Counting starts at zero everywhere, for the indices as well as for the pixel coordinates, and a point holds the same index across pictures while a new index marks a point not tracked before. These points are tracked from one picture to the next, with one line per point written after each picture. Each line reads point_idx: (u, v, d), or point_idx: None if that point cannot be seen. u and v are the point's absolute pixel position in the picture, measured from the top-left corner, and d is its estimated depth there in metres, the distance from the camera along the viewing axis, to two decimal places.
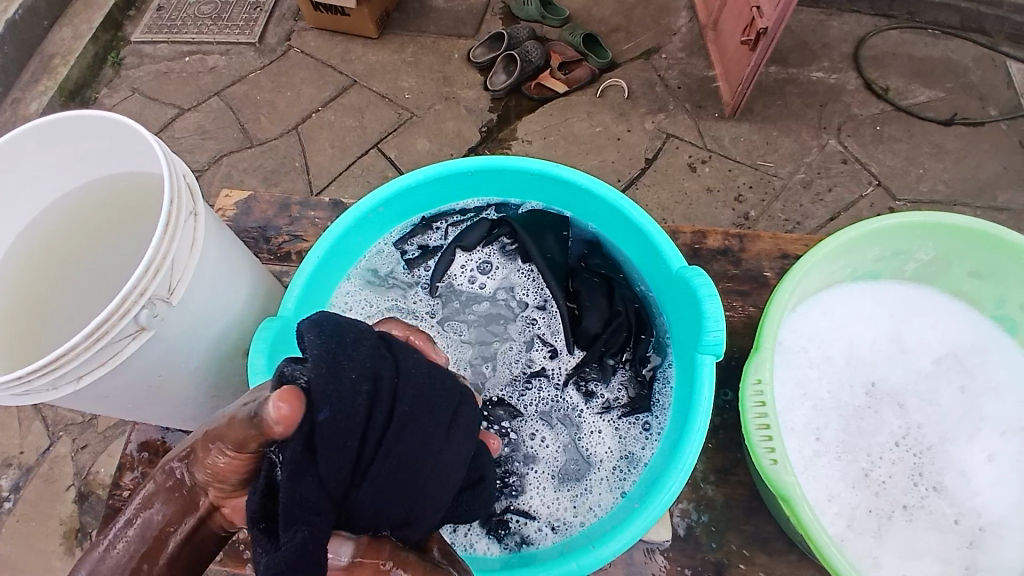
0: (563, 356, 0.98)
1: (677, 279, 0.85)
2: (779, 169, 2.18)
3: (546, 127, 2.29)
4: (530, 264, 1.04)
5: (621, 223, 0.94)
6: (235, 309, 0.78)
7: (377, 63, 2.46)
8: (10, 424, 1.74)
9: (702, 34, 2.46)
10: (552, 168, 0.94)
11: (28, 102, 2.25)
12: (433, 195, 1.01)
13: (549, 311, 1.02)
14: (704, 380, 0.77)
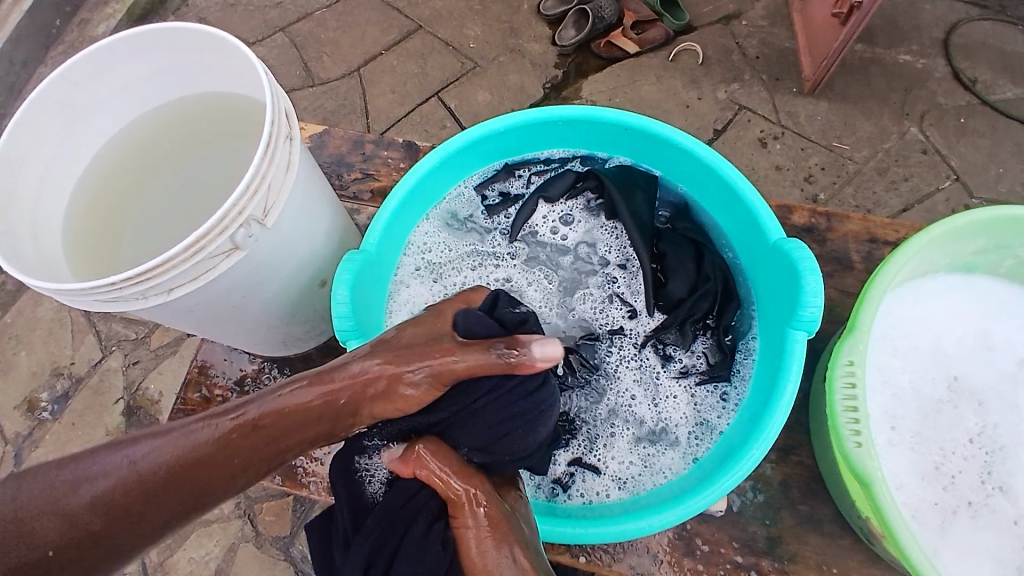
0: (643, 317, 0.96)
1: (774, 250, 0.82)
2: (854, 153, 2.07)
3: (612, 88, 2.22)
4: (615, 221, 1.01)
5: (718, 187, 0.90)
6: (316, 243, 0.79)
7: (444, 9, 2.40)
8: (64, 336, 1.80)
9: (787, 3, 2.32)
10: (653, 124, 0.90)
11: (95, 23, 2.25)
12: (522, 139, 0.98)
13: (630, 270, 0.99)
14: (796, 355, 0.75)
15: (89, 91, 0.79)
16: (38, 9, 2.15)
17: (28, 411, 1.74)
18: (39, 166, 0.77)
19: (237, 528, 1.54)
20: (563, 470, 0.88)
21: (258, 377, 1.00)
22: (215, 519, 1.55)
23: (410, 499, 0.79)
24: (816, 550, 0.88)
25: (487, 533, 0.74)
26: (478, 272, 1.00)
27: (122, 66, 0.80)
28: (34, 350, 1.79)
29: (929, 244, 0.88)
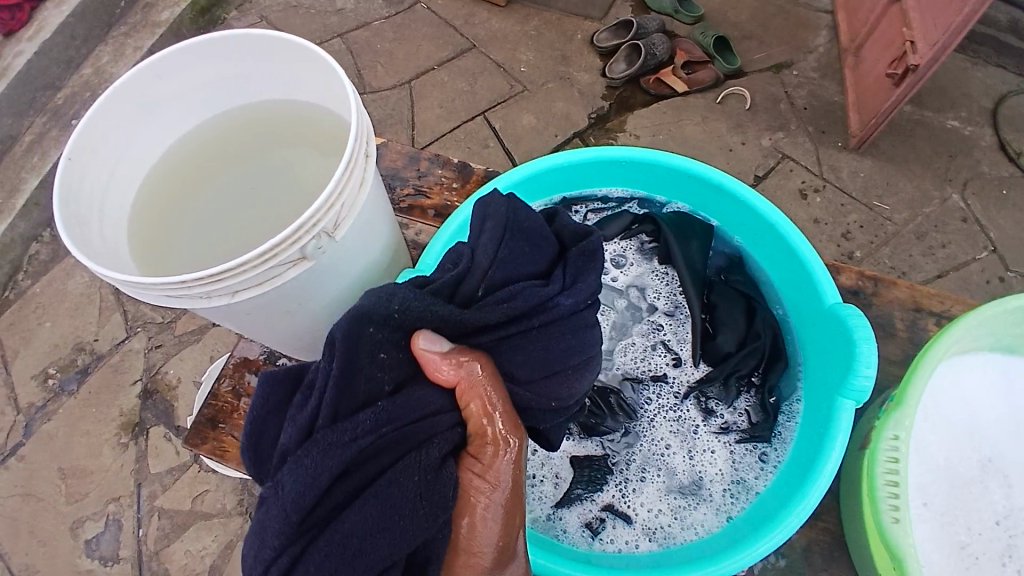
0: (687, 367, 0.97)
1: (828, 314, 0.82)
2: (894, 215, 2.05)
3: (656, 124, 2.23)
4: (667, 266, 1.02)
5: (776, 243, 0.91)
6: (370, 253, 0.78)
7: (499, 31, 2.45)
8: (91, 311, 1.84)
9: (840, 58, 2.32)
10: (716, 174, 0.91)
11: (160, 11, 2.24)
12: (584, 173, 0.99)
13: (678, 318, 1.00)
14: (842, 425, 0.76)
15: (167, 86, 0.82)
16: None
17: (46, 382, 1.77)
18: (112, 155, 0.80)
19: (236, 525, 1.59)
20: (592, 514, 0.89)
21: None
22: (216, 514, 1.61)
23: (430, 418, 0.73)
24: None
25: (491, 491, 0.73)
26: None
27: (203, 66, 0.83)
28: (60, 322, 1.83)
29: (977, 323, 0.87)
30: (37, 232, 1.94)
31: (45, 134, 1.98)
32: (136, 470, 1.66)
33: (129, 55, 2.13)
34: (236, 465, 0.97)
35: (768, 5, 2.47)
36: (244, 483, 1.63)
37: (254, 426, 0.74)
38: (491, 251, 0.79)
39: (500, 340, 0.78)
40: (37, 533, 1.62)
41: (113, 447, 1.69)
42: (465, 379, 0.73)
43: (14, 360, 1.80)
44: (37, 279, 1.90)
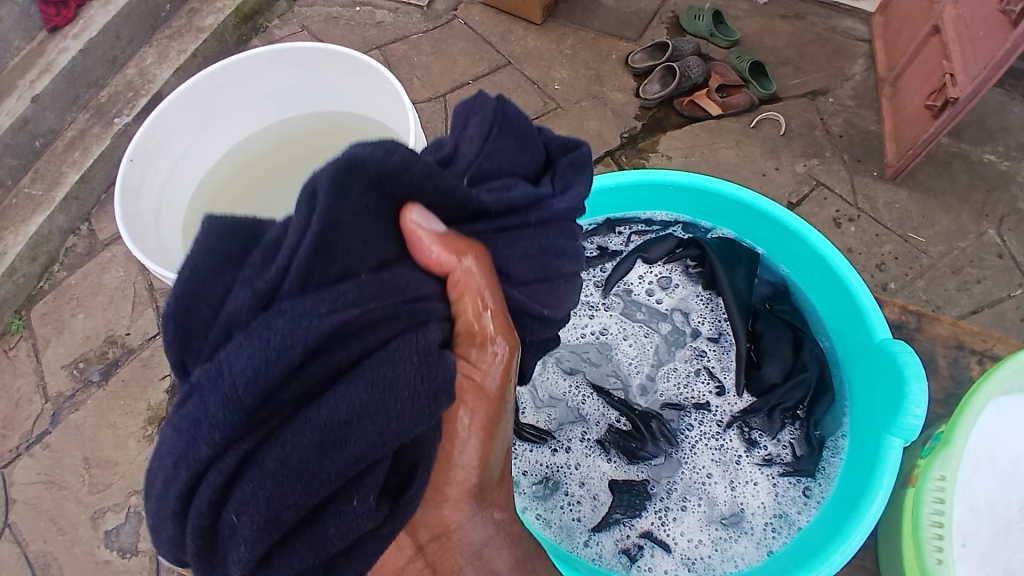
0: (730, 396, 1.03)
1: (877, 349, 0.85)
2: (930, 247, 2.02)
3: (689, 146, 2.22)
4: (712, 293, 1.08)
5: (825, 276, 0.92)
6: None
7: (535, 48, 2.47)
8: (124, 306, 1.88)
9: (877, 86, 2.30)
10: (767, 203, 0.95)
11: (204, 15, 2.31)
12: (634, 199, 1.08)
13: (722, 345, 1.06)
14: (890, 463, 0.78)
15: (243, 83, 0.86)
16: None
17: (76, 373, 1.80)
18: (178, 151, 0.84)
19: None
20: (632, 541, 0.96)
21: None
22: None
23: (420, 300, 0.67)
24: None
25: (477, 396, 0.70)
26: (575, 324, 1.10)
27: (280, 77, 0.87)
28: (93, 315, 1.87)
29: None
30: (75, 226, 1.99)
31: (87, 131, 2.03)
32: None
33: (174, 58, 2.19)
34: None
35: (806, 32, 2.46)
36: None
37: (182, 289, 0.61)
38: (476, 146, 0.75)
39: (496, 235, 0.75)
40: (57, 521, 1.65)
41: (139, 441, 1.72)
42: (456, 264, 0.68)
43: (44, 350, 1.84)
44: (73, 272, 1.94)
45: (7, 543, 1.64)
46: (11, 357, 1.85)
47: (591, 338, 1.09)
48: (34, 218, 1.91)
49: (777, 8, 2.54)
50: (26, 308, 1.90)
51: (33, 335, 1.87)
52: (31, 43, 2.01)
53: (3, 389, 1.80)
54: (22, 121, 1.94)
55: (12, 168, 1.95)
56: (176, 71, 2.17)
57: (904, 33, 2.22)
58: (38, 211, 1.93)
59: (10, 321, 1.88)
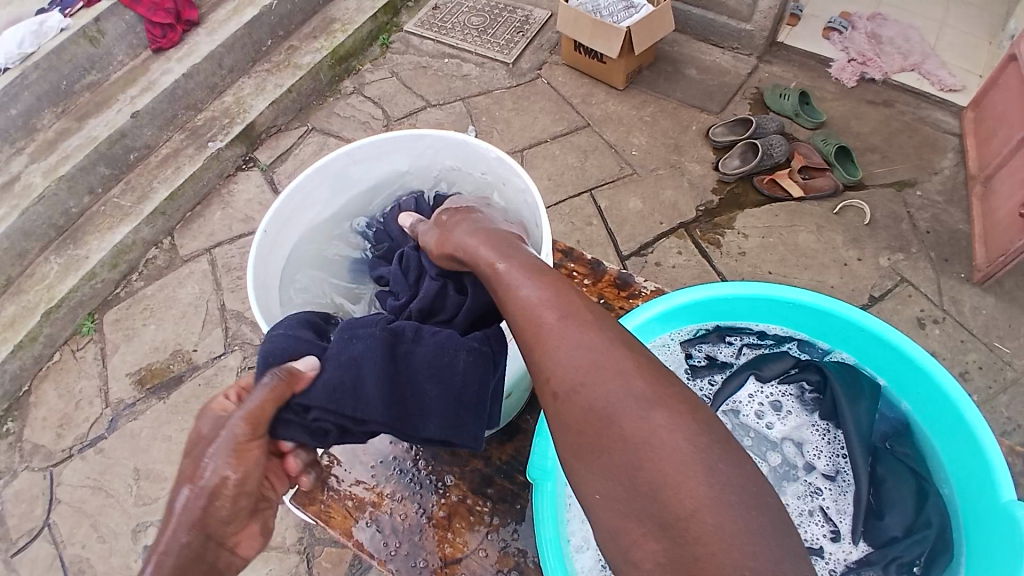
0: (845, 542, 0.88)
1: (1008, 516, 0.76)
2: (1016, 360, 1.88)
3: (766, 227, 2.18)
4: (829, 422, 0.95)
5: (955, 423, 0.85)
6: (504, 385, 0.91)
7: (615, 112, 2.50)
8: (194, 322, 1.92)
9: (966, 183, 2.22)
10: (890, 333, 0.90)
11: (302, 54, 2.47)
12: (746, 304, 0.98)
13: (838, 484, 0.92)
14: None
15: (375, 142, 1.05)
16: (257, 27, 2.39)
17: (140, 382, 1.83)
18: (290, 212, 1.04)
19: (292, 563, 1.57)
20: None
21: (402, 454, 1.00)
22: (275, 548, 1.60)
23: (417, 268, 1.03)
24: None
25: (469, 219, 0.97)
26: None
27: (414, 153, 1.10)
28: (163, 326, 1.92)
29: None
30: (157, 238, 2.08)
31: (181, 150, 2.18)
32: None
33: (269, 92, 2.34)
34: (339, 533, 0.94)
35: (893, 120, 2.41)
36: (307, 522, 1.61)
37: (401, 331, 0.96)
38: None
39: None
40: (98, 527, 1.63)
41: None
42: None
43: (112, 355, 1.88)
44: (149, 280, 2.02)
45: (43, 542, 1.62)
46: (80, 356, 1.90)
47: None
48: (121, 228, 2.00)
49: (863, 93, 2.51)
50: (98, 312, 1.96)
51: (103, 339, 1.92)
52: (135, 59, 2.23)
53: (66, 387, 1.84)
54: (120, 134, 2.07)
55: (105, 176, 2.07)
56: (270, 103, 2.32)
57: (998, 132, 2.15)
58: (125, 221, 2.02)
59: (83, 322, 1.94)
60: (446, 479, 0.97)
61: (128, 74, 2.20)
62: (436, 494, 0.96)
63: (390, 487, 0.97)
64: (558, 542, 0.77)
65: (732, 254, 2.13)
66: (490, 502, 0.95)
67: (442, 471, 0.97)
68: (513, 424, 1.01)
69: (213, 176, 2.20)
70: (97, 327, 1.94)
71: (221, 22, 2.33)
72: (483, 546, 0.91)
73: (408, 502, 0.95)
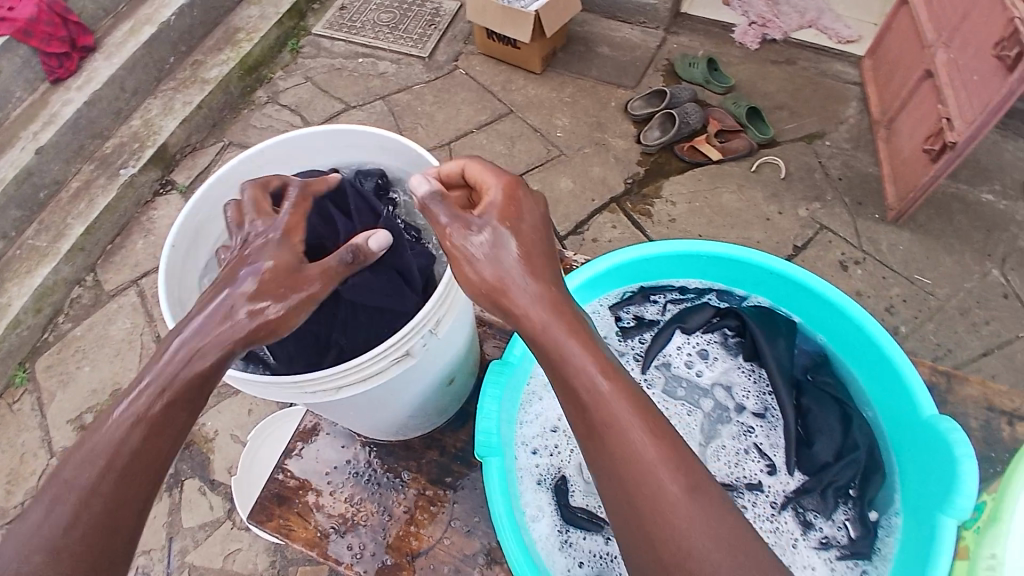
0: (782, 474, 0.93)
1: (926, 427, 0.82)
2: (936, 289, 2.01)
3: (692, 192, 2.26)
4: (752, 363, 1.01)
5: (867, 348, 0.91)
6: (445, 367, 0.80)
7: (535, 97, 2.52)
8: (130, 358, 1.83)
9: (871, 129, 2.36)
10: (800, 272, 0.94)
11: (209, 67, 2.37)
12: (664, 261, 1.00)
13: (768, 420, 0.97)
14: (947, 545, 0.74)
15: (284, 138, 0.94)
16: (157, 45, 2.28)
17: (80, 428, 1.73)
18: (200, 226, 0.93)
19: None
20: None
21: (356, 457, 0.99)
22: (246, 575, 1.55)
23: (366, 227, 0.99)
24: None
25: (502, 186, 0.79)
26: None
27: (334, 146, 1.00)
28: (97, 366, 1.82)
29: None
30: (81, 276, 1.97)
31: (94, 181, 2.06)
32: (168, 523, 1.62)
33: (179, 110, 2.24)
34: (301, 545, 0.93)
35: (798, 76, 2.53)
36: (277, 544, 1.58)
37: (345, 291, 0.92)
38: None
39: None
40: None
41: None
42: None
43: (47, 404, 1.77)
44: (77, 321, 1.90)
45: None
46: (13, 410, 1.78)
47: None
48: (39, 270, 1.89)
49: (767, 54, 2.62)
50: (29, 360, 1.85)
51: (35, 388, 1.80)
52: (34, 93, 2.08)
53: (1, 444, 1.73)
54: (26, 173, 1.95)
55: (16, 219, 1.95)
56: (181, 122, 2.22)
57: (895, 77, 2.29)
58: (43, 263, 1.90)
59: (14, 373, 1.82)
60: (404, 474, 0.97)
61: (27, 109, 2.06)
62: (396, 492, 0.96)
63: (348, 492, 0.96)
64: (512, 516, 0.73)
65: (663, 222, 2.19)
66: (450, 490, 0.95)
67: (399, 467, 0.97)
68: (463, 410, 1.02)
69: (131, 205, 2.09)
70: (29, 376, 1.82)
71: (119, 44, 2.20)
72: (448, 534, 0.92)
73: (369, 503, 0.95)
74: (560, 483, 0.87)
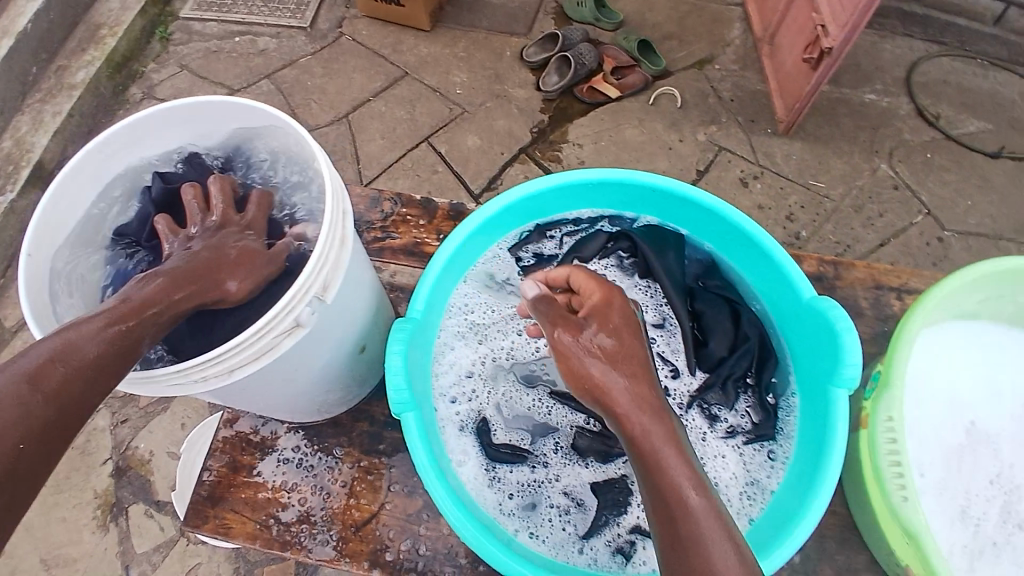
0: (685, 377, 0.98)
1: (808, 309, 0.87)
2: (831, 191, 2.14)
3: (597, 132, 2.28)
4: (648, 278, 1.04)
5: (747, 246, 0.96)
6: (352, 331, 0.79)
7: (429, 55, 2.45)
8: None
9: (756, 48, 2.44)
10: (679, 186, 0.96)
11: (74, 71, 2.17)
12: (551, 197, 1.00)
13: (668, 328, 1.01)
14: (841, 412, 0.80)
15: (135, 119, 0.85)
16: (14, 56, 2.06)
17: None
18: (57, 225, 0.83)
19: None
20: (623, 539, 0.86)
21: (284, 445, 0.97)
22: None
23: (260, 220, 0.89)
24: None
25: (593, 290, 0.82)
26: (524, 338, 1.00)
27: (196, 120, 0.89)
28: None
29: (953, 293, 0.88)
30: None
31: None
32: (119, 553, 1.54)
33: (48, 122, 2.05)
34: (241, 540, 0.91)
35: (683, 4, 2.57)
36: (238, 549, 1.54)
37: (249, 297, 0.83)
38: None
39: None
40: None
41: (92, 532, 1.56)
42: None
43: None
44: None
45: None
46: None
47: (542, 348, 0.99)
48: None
49: None
50: None
51: None
52: None
53: None
54: None
55: None
56: (54, 135, 2.03)
57: None
58: None
59: None
60: (337, 451, 0.96)
61: None
62: (330, 470, 0.95)
63: (281, 479, 0.94)
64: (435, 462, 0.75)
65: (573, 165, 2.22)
66: (386, 457, 0.95)
67: (331, 445, 0.96)
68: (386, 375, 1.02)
69: (17, 232, 1.91)
70: None
71: None
72: (389, 499, 0.92)
73: (304, 486, 0.94)
74: (481, 425, 0.93)
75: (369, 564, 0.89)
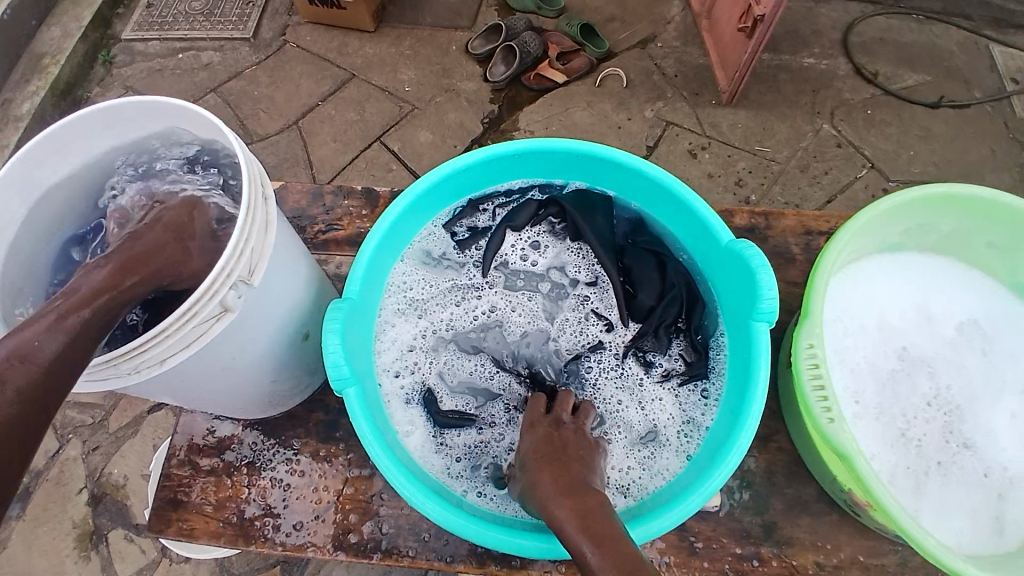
0: (619, 329, 1.02)
1: (728, 252, 0.91)
2: (776, 155, 2.16)
3: (548, 117, 2.31)
4: (579, 241, 1.08)
5: (667, 199, 0.99)
6: (288, 317, 0.81)
7: (375, 56, 2.45)
8: None
9: (696, 23, 2.49)
10: (600, 149, 0.99)
11: (19, 102, 2.14)
12: (478, 174, 1.03)
13: (600, 285, 1.06)
14: (762, 345, 0.84)
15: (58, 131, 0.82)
16: None
17: None
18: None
19: None
20: None
21: (240, 443, 0.97)
22: None
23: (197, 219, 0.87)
24: (808, 530, 0.90)
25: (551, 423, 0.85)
26: (463, 308, 1.04)
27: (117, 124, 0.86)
28: None
29: (869, 226, 0.92)
30: None
31: None
32: None
33: None
34: (207, 540, 0.92)
35: None
36: (222, 561, 1.54)
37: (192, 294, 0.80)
38: None
39: None
40: None
41: (73, 562, 1.54)
42: None
43: None
44: None
45: None
46: None
47: (480, 318, 1.03)
48: None
49: None
50: None
51: None
52: None
53: None
54: None
55: None
56: None
57: None
58: None
59: None
60: (295, 444, 0.97)
61: None
62: (289, 462, 0.95)
63: (241, 476, 0.95)
64: (377, 433, 0.77)
65: None
66: (342, 444, 0.97)
67: (289, 437, 0.97)
68: None
69: None
70: None
71: None
72: (350, 482, 0.94)
73: (263, 480, 0.94)
74: (426, 395, 0.96)
75: (334, 547, 0.90)
